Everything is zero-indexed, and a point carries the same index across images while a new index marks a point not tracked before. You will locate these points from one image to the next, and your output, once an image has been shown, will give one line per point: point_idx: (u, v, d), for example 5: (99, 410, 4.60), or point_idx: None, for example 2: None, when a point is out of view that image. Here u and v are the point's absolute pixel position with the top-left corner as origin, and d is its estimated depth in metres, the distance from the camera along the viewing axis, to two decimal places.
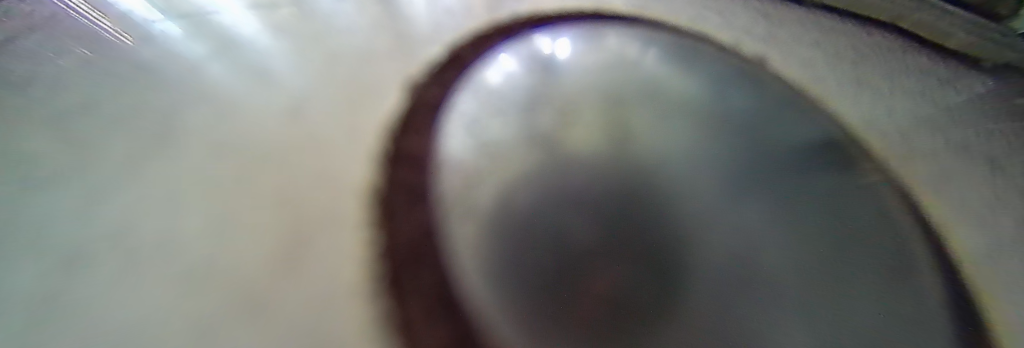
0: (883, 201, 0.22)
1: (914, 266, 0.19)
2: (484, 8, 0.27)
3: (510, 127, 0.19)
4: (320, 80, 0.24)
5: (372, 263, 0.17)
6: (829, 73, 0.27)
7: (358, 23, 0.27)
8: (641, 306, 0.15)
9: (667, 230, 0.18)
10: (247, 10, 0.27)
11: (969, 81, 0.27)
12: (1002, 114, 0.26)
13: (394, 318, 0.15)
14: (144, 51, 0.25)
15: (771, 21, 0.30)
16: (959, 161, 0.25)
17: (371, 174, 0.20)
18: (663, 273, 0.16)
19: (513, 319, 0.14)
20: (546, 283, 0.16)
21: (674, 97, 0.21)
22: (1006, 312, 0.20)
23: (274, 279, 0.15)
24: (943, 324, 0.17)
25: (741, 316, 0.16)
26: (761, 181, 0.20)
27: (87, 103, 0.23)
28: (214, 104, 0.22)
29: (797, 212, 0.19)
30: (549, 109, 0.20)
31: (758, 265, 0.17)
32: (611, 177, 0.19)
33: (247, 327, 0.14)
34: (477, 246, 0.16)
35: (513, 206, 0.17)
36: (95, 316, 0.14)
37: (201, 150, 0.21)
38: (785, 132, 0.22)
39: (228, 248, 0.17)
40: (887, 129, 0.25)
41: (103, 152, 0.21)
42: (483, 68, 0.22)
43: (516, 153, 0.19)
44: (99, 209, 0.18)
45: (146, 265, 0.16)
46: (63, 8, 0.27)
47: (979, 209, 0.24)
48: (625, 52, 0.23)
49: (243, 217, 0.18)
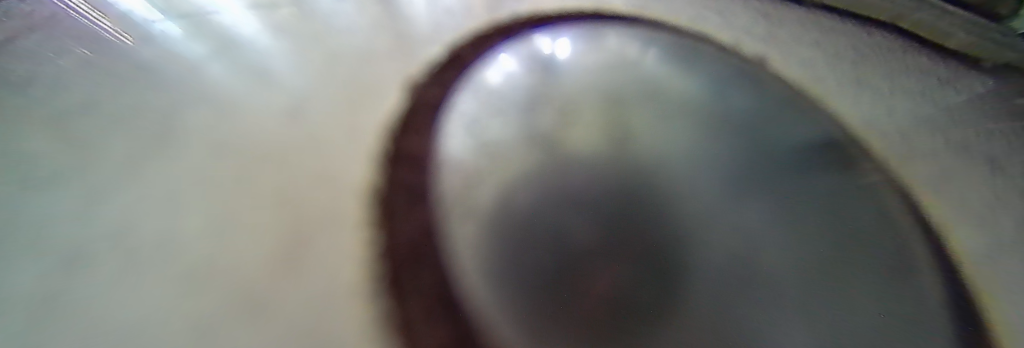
0: (883, 201, 0.22)
1: (914, 267, 0.19)
2: (485, 8, 0.27)
3: (510, 127, 0.19)
4: (320, 80, 0.24)
5: (373, 263, 0.17)
6: (829, 73, 0.27)
7: (358, 23, 0.27)
8: (641, 306, 0.15)
9: (667, 230, 0.18)
10: (247, 9, 0.27)
11: (969, 81, 0.27)
12: (1002, 114, 0.26)
13: (394, 318, 0.15)
14: (144, 51, 0.25)
15: (771, 21, 0.30)
16: (960, 161, 0.25)
17: (371, 175, 0.20)
18: (662, 273, 0.17)
19: (513, 319, 0.14)
20: (547, 283, 0.16)
21: (675, 96, 0.21)
22: (1006, 312, 0.20)
23: (274, 279, 0.15)
24: (942, 324, 0.17)
25: (741, 316, 0.16)
26: (761, 181, 0.20)
27: (86, 103, 0.23)
28: (214, 105, 0.22)
29: (797, 212, 0.19)
30: (549, 109, 0.20)
31: (758, 265, 0.17)
32: (611, 177, 0.19)
33: (247, 327, 0.14)
34: (477, 246, 0.16)
35: (514, 206, 0.17)
36: (95, 316, 0.15)
37: (201, 150, 0.21)
38: (785, 132, 0.22)
39: (228, 248, 0.17)
40: (887, 130, 0.25)
41: (102, 152, 0.21)
42: (483, 68, 0.22)
43: (516, 152, 0.19)
44: (99, 209, 0.18)
45: (147, 265, 0.16)
46: (63, 8, 0.27)
47: (980, 209, 0.24)
48: (625, 52, 0.23)
49: (243, 217, 0.18)
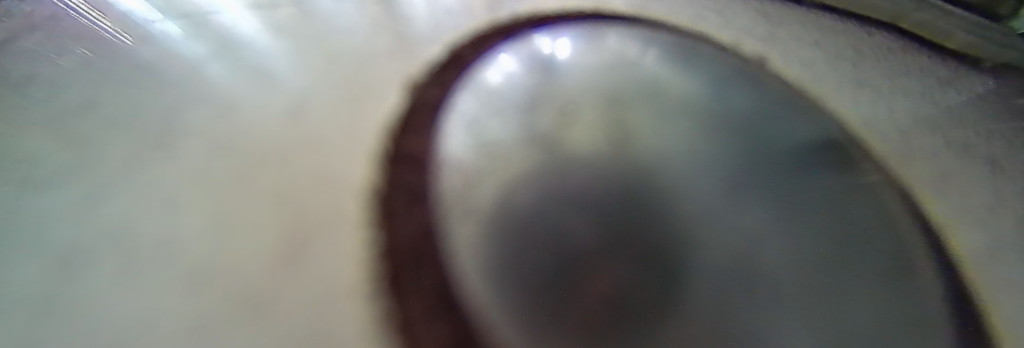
0: (886, 202, 0.21)
1: (915, 266, 0.19)
2: (485, 8, 0.27)
3: (510, 127, 0.19)
4: (320, 79, 0.24)
5: (372, 263, 0.17)
6: (828, 73, 0.27)
7: (358, 23, 0.27)
8: (641, 306, 0.16)
9: (667, 228, 0.18)
10: (247, 10, 0.27)
11: (969, 82, 0.28)
12: (1001, 114, 0.27)
13: (394, 318, 0.15)
14: (144, 50, 0.25)
15: (773, 21, 0.30)
16: (959, 161, 0.25)
17: (371, 173, 0.20)
18: (663, 274, 0.16)
19: (513, 319, 0.14)
20: (547, 284, 0.16)
21: (674, 97, 0.22)
22: (1008, 313, 0.20)
23: (274, 279, 0.16)
24: (944, 325, 0.17)
25: (738, 317, 0.16)
26: (761, 181, 0.20)
27: (84, 102, 0.23)
28: (215, 105, 0.23)
29: (798, 216, 0.19)
30: (549, 108, 0.20)
31: (757, 264, 0.17)
32: (611, 177, 0.19)
33: (247, 328, 0.14)
34: (477, 246, 0.16)
35: (514, 208, 0.17)
36: (91, 316, 0.15)
37: (201, 150, 0.21)
38: (786, 133, 0.22)
39: (228, 250, 0.17)
40: (886, 130, 0.25)
41: (101, 152, 0.21)
42: (483, 68, 0.22)
43: (516, 152, 0.19)
44: (96, 210, 0.18)
45: (146, 265, 0.16)
46: (64, 9, 0.27)
47: (983, 208, 0.24)
48: (624, 51, 0.23)
49: (245, 218, 0.18)
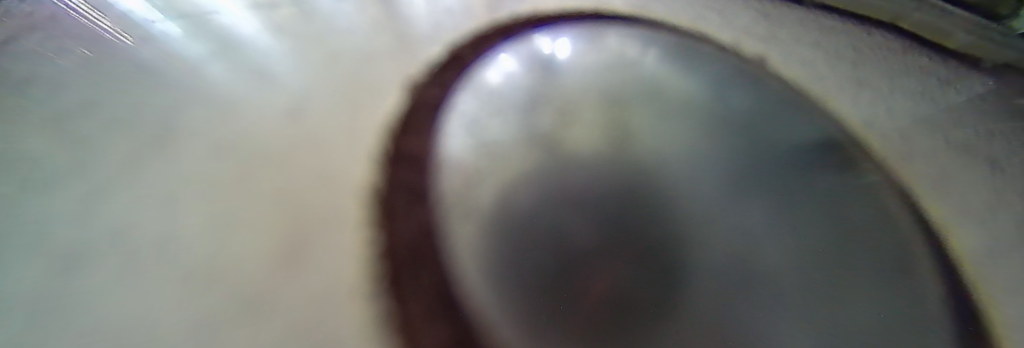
0: (887, 203, 0.21)
1: (915, 266, 0.19)
2: (485, 8, 0.27)
3: (510, 127, 0.19)
4: (319, 79, 0.24)
5: (374, 263, 0.17)
6: (829, 73, 0.27)
7: (357, 22, 0.27)
8: (637, 306, 0.16)
9: (665, 229, 0.18)
10: (247, 9, 0.27)
11: (970, 81, 0.28)
12: (1001, 114, 0.27)
13: (394, 319, 0.15)
14: (144, 50, 0.25)
15: (772, 21, 0.30)
16: (959, 161, 0.25)
17: (371, 174, 0.20)
18: (662, 273, 0.17)
19: (512, 318, 0.14)
20: (547, 284, 0.15)
21: (675, 96, 0.21)
22: (1004, 312, 0.21)
23: (274, 279, 0.15)
24: (941, 324, 0.18)
25: (734, 317, 0.16)
26: (762, 181, 0.20)
27: (84, 103, 0.23)
28: (214, 105, 0.23)
29: (798, 216, 0.19)
30: (549, 109, 0.20)
31: (758, 263, 0.17)
32: (611, 177, 0.19)
33: (247, 327, 0.14)
34: (477, 246, 0.16)
35: (514, 206, 0.17)
36: (93, 316, 0.15)
37: (201, 150, 0.21)
38: (786, 134, 0.22)
39: (227, 249, 0.17)
40: (885, 130, 0.25)
41: (101, 152, 0.21)
42: (483, 68, 0.22)
43: (518, 151, 0.18)
44: (95, 210, 0.18)
45: (147, 265, 0.16)
46: (65, 9, 0.27)
47: (981, 208, 0.24)
48: (625, 51, 0.22)
49: (244, 217, 0.18)
